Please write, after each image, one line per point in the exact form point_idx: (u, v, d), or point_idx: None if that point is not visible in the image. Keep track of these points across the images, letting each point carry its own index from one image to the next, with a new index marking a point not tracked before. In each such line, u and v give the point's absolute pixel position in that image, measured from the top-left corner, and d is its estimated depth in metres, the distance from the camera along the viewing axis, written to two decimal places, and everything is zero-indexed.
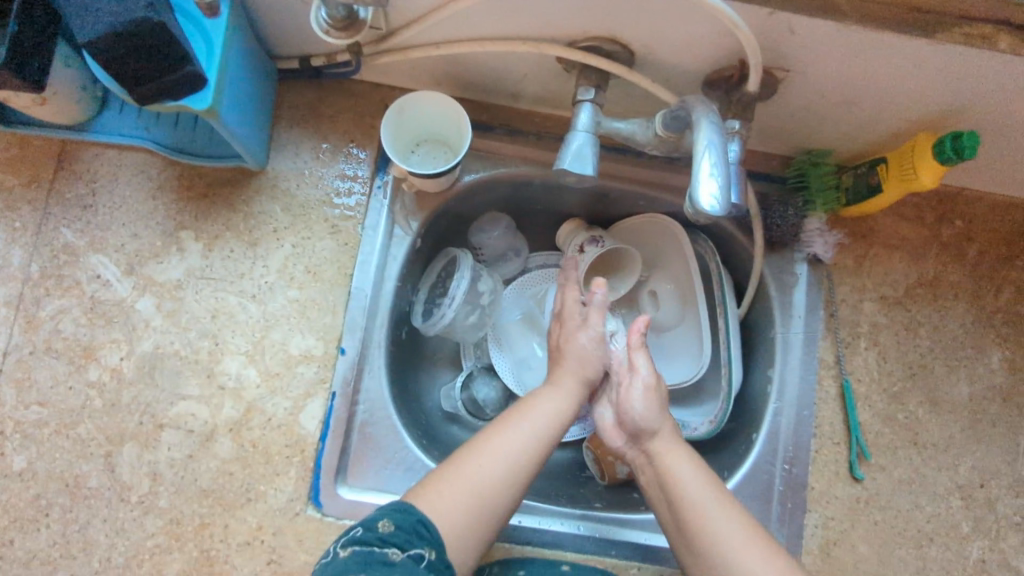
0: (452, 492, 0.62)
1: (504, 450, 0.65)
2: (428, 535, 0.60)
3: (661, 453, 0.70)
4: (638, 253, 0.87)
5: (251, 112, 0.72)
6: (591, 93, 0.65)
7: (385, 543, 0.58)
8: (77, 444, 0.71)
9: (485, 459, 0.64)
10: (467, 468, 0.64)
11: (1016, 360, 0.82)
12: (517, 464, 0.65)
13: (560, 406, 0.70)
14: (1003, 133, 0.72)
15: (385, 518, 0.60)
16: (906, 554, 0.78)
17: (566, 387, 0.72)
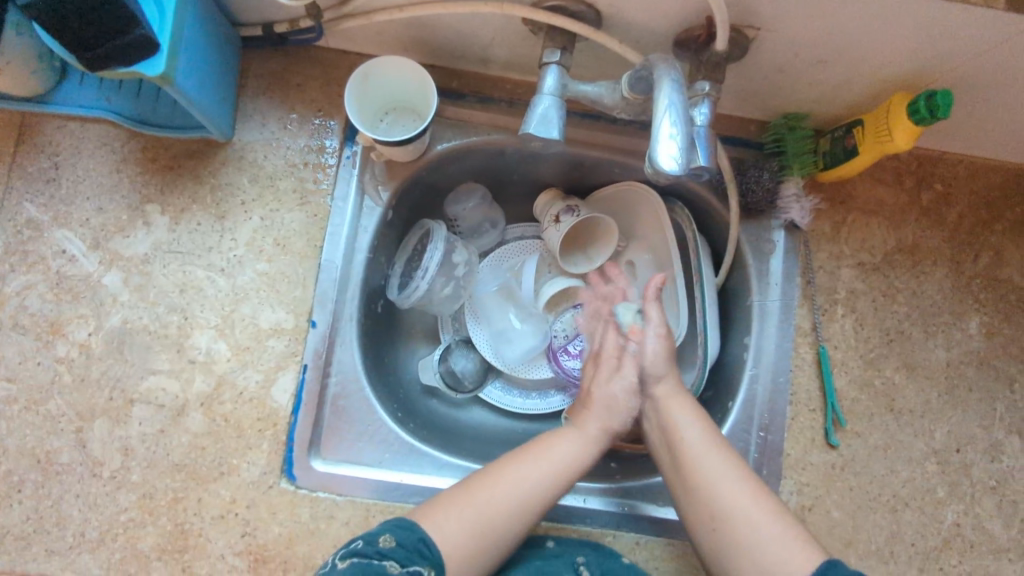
0: (461, 516, 0.64)
1: (517, 487, 0.66)
2: (429, 554, 0.62)
3: (667, 397, 0.71)
4: (614, 223, 0.86)
5: (213, 81, 0.70)
6: (557, 55, 0.64)
7: (384, 556, 0.61)
8: (47, 420, 0.71)
9: (498, 487, 0.66)
10: (477, 495, 0.66)
11: (994, 325, 0.82)
12: (528, 501, 0.66)
13: (579, 450, 0.70)
14: (979, 93, 0.70)
15: (388, 533, 0.63)
16: (881, 519, 0.78)
17: (591, 436, 0.70)
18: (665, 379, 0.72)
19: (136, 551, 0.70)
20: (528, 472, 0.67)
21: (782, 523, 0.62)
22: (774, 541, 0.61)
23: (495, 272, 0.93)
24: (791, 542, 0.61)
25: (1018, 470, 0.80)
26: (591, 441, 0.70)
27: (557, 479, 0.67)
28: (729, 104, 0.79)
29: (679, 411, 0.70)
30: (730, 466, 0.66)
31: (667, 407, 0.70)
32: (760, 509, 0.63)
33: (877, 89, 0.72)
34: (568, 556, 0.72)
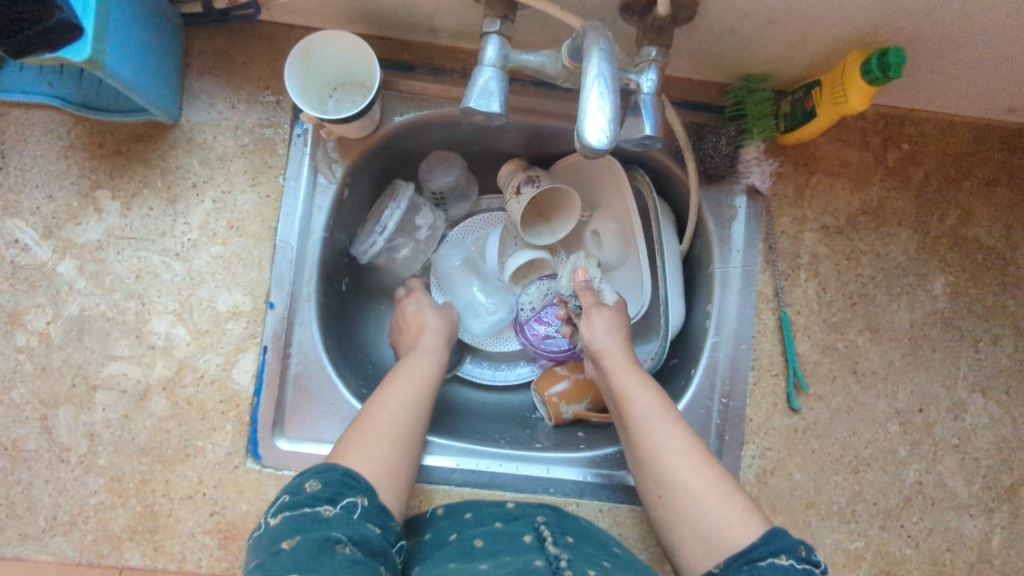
0: (375, 436, 0.65)
1: (402, 401, 0.69)
2: (357, 484, 0.61)
3: (614, 371, 0.71)
4: (577, 194, 0.85)
5: (151, 62, 0.69)
6: (497, 24, 0.62)
7: (316, 500, 0.58)
8: (12, 409, 0.72)
9: (383, 408, 0.68)
10: (378, 418, 0.67)
11: (959, 285, 0.81)
12: (415, 409, 0.69)
13: (430, 364, 0.75)
14: (936, 48, 0.69)
15: (310, 478, 0.60)
16: (843, 479, 0.79)
17: (431, 347, 0.77)
18: (612, 354, 0.73)
19: (108, 533, 0.71)
20: (401, 387, 0.71)
21: (725, 491, 0.62)
22: (717, 510, 0.61)
23: (460, 246, 0.91)
24: (731, 511, 0.60)
25: (980, 428, 0.81)
26: (435, 351, 0.77)
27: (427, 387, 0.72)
28: (686, 67, 0.78)
29: (627, 382, 0.70)
30: (676, 434, 0.66)
31: (614, 377, 0.71)
32: (703, 476, 0.63)
33: (832, 47, 0.70)
34: (529, 517, 0.69)
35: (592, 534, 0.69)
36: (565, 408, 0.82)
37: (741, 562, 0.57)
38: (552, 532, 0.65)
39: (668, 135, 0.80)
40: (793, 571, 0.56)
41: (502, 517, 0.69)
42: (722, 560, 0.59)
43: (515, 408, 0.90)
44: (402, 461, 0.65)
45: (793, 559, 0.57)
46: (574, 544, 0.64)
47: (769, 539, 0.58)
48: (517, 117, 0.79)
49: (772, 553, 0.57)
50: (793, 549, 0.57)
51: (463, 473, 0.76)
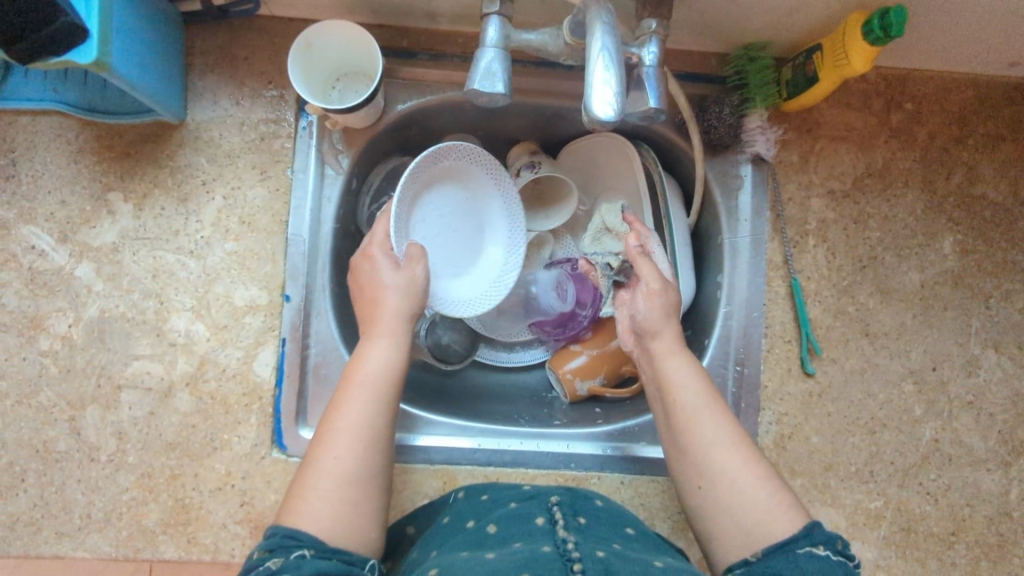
0: (324, 489, 0.59)
1: (353, 425, 0.61)
2: (301, 541, 0.56)
3: (663, 356, 0.69)
4: (574, 186, 0.85)
5: (155, 62, 0.69)
6: (497, 4, 0.62)
7: (265, 562, 0.54)
8: (41, 411, 0.73)
9: (336, 444, 0.61)
10: (325, 460, 0.60)
11: (968, 243, 0.81)
12: (368, 434, 0.62)
13: (388, 363, 0.65)
14: (934, 6, 0.69)
15: (259, 548, 0.56)
16: (859, 441, 0.80)
17: (392, 337, 0.66)
18: (662, 337, 0.69)
19: (141, 527, 0.72)
20: (357, 407, 0.62)
21: (764, 480, 0.61)
22: (756, 499, 0.61)
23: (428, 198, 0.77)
24: (769, 502, 0.60)
25: (995, 383, 0.81)
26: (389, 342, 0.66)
27: (384, 400, 0.63)
28: (685, 39, 0.78)
29: (673, 368, 0.67)
30: (721, 424, 0.64)
31: (660, 364, 0.68)
32: (741, 470, 0.62)
33: (830, 11, 0.70)
34: (543, 498, 0.68)
35: (603, 512, 0.68)
36: (579, 385, 0.84)
37: (782, 550, 0.57)
38: (563, 514, 0.63)
39: (671, 109, 0.80)
40: (830, 560, 0.56)
41: (517, 497, 0.69)
42: (761, 548, 0.58)
43: (531, 388, 0.91)
44: (367, 484, 0.61)
45: (831, 552, 0.57)
46: (585, 525, 0.63)
47: (807, 532, 0.58)
48: (520, 98, 0.80)
49: (810, 543, 0.57)
50: (830, 542, 0.58)
51: (486, 453, 0.77)
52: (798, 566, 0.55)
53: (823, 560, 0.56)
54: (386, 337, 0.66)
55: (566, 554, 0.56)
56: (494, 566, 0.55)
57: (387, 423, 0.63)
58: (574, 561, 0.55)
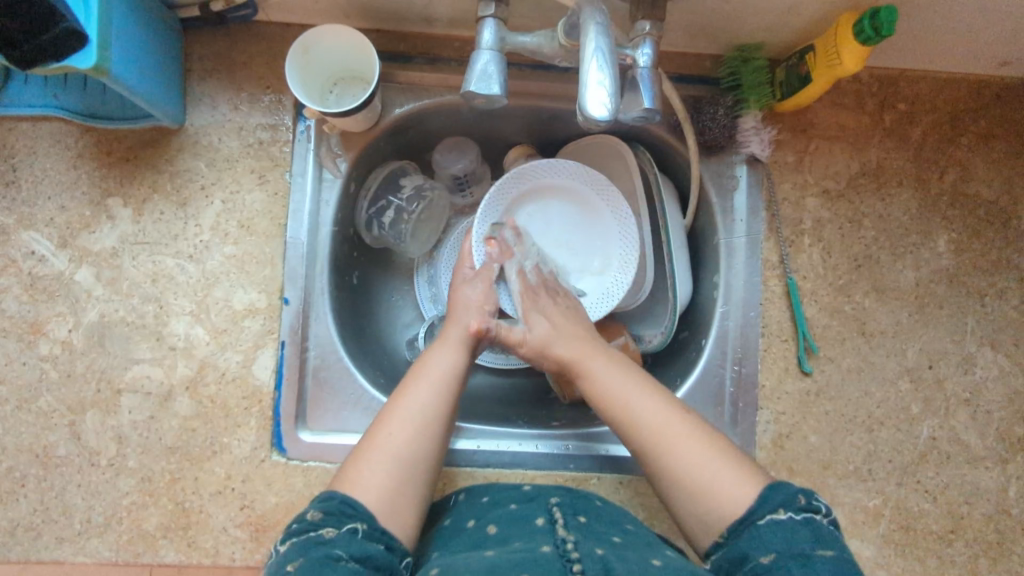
0: (377, 461, 0.63)
1: (415, 409, 0.66)
2: (356, 512, 0.60)
3: (578, 358, 0.71)
4: None
5: (153, 67, 0.69)
6: (492, 7, 0.63)
7: (318, 526, 0.58)
8: (41, 417, 0.73)
9: (392, 424, 0.65)
10: (381, 435, 0.65)
11: (962, 241, 0.82)
12: (429, 421, 0.66)
13: (454, 360, 0.70)
14: (924, 7, 0.69)
15: (313, 508, 0.60)
16: (857, 439, 0.80)
17: (458, 341, 0.72)
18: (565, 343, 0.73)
19: (142, 532, 0.73)
20: (420, 393, 0.67)
21: (715, 456, 0.62)
22: (711, 475, 0.61)
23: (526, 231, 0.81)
24: (724, 477, 0.61)
25: (991, 381, 0.81)
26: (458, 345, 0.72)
27: (448, 394, 0.68)
28: (679, 41, 0.78)
29: (596, 364, 0.70)
30: (658, 404, 0.66)
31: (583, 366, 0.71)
32: (691, 446, 0.63)
33: (822, 12, 0.71)
34: (543, 499, 0.68)
35: (602, 511, 0.69)
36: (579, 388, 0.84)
37: (743, 524, 0.59)
38: (564, 514, 0.64)
39: (666, 110, 0.81)
40: (791, 523, 0.57)
41: (518, 498, 0.69)
42: (726, 525, 0.60)
43: (531, 390, 0.92)
44: (417, 465, 0.64)
45: (791, 512, 0.58)
46: (586, 524, 0.64)
47: (766, 497, 0.59)
48: (516, 101, 0.80)
49: (770, 509, 0.58)
50: (790, 502, 0.58)
51: (485, 455, 0.77)
52: (759, 538, 0.57)
53: (783, 524, 0.57)
54: (452, 340, 0.72)
55: (565, 555, 0.56)
56: (493, 563, 0.56)
57: (448, 416, 0.67)
58: (572, 562, 0.56)
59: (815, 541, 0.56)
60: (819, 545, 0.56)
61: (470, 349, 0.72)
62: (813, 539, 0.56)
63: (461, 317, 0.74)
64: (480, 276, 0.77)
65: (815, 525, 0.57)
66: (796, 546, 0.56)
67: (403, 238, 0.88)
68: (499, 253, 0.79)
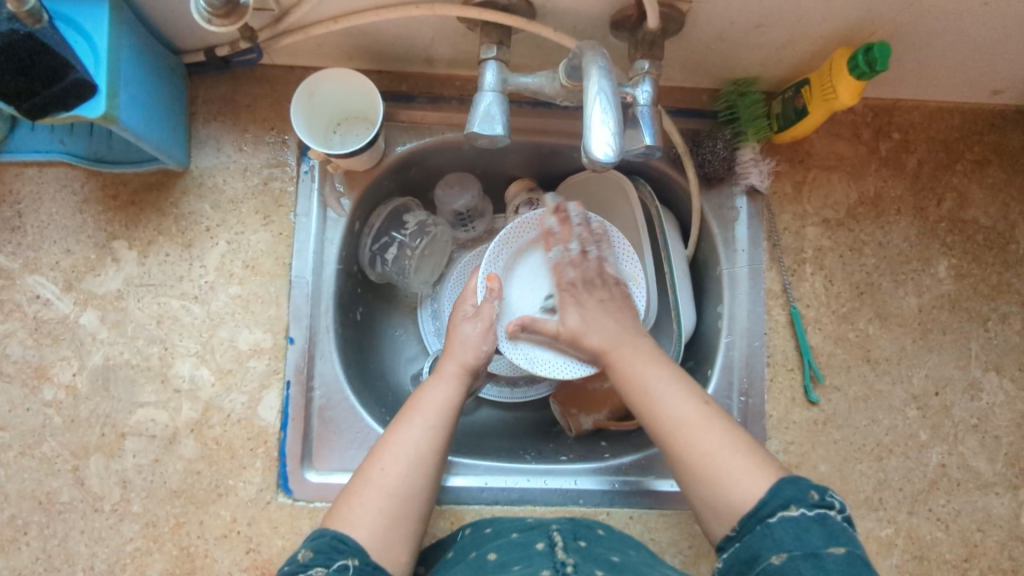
0: (365, 500, 0.63)
1: (408, 447, 0.66)
2: (347, 547, 0.59)
3: (628, 360, 0.71)
4: None
5: (160, 114, 0.71)
6: (494, 51, 0.65)
7: (308, 567, 0.57)
8: (44, 462, 0.72)
9: (385, 462, 0.65)
10: (371, 472, 0.64)
11: (962, 267, 0.83)
12: (424, 458, 0.66)
13: (449, 394, 0.70)
14: (914, 41, 0.71)
15: (303, 548, 0.59)
16: (867, 468, 0.79)
17: (451, 376, 0.72)
18: (604, 334, 0.73)
19: None
20: (411, 434, 0.66)
21: (732, 445, 0.63)
22: (726, 462, 0.62)
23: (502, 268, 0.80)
24: (738, 463, 0.62)
25: (998, 407, 0.81)
26: (458, 378, 0.72)
27: (441, 429, 0.68)
28: (677, 77, 0.80)
29: (633, 362, 0.70)
30: (685, 398, 0.66)
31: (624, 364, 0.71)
32: (711, 432, 0.64)
33: (815, 47, 0.73)
34: (543, 526, 0.68)
35: (605, 539, 0.68)
36: (584, 421, 0.84)
37: (755, 520, 0.59)
38: (564, 538, 0.64)
39: (666, 144, 0.82)
40: (802, 519, 0.57)
41: (519, 528, 0.69)
42: (737, 521, 0.60)
43: (536, 423, 0.91)
44: (409, 502, 0.64)
45: (803, 509, 0.57)
46: (586, 548, 0.64)
47: (777, 493, 0.59)
48: (517, 137, 0.82)
49: (781, 505, 0.58)
50: (802, 498, 0.58)
51: (493, 492, 0.77)
52: (771, 538, 0.57)
53: (796, 521, 0.57)
54: (449, 376, 0.72)
55: None
56: None
57: (441, 449, 0.67)
58: None
59: (828, 539, 0.56)
60: (830, 543, 0.55)
61: (464, 385, 0.72)
62: (827, 536, 0.56)
63: (458, 354, 0.73)
64: (482, 315, 0.75)
65: (827, 522, 0.57)
66: (806, 543, 0.55)
67: (407, 273, 0.89)
68: (497, 290, 0.76)
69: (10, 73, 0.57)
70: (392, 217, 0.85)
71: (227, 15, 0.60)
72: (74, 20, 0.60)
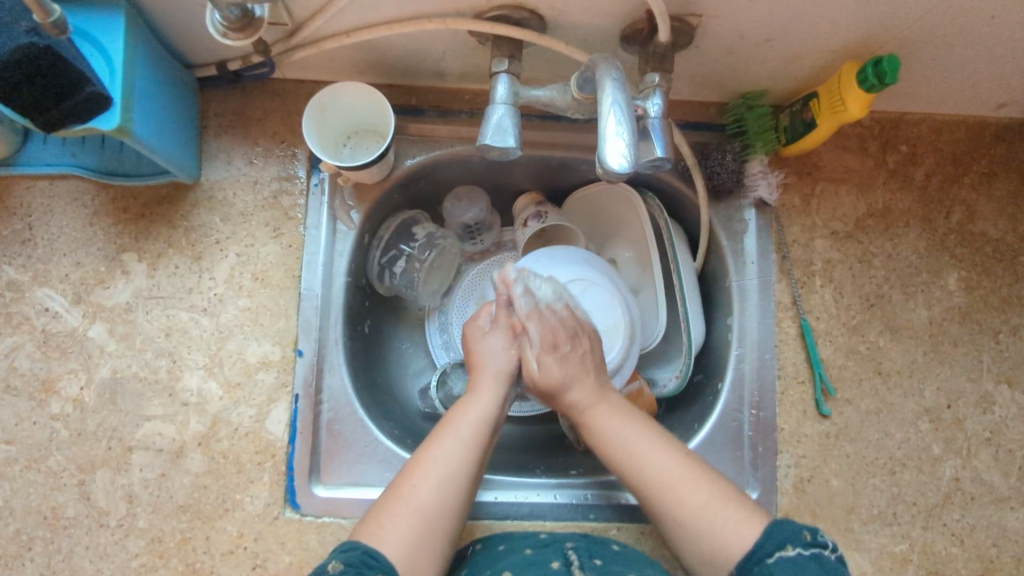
0: (396, 517, 0.62)
1: (445, 466, 0.64)
2: (378, 563, 0.58)
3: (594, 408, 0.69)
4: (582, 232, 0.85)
5: (172, 128, 0.71)
6: (505, 64, 0.65)
7: None
8: (50, 477, 0.72)
9: (417, 480, 0.64)
10: (404, 487, 0.63)
11: (972, 279, 0.83)
12: (458, 478, 0.64)
13: (486, 407, 0.69)
14: (922, 54, 0.72)
15: (333, 559, 0.58)
16: (880, 482, 0.79)
17: (489, 391, 0.70)
18: (578, 381, 0.70)
19: None
20: (448, 449, 0.66)
21: (720, 500, 0.62)
22: (717, 519, 0.61)
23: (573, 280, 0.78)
24: (730, 517, 0.61)
25: (1011, 420, 0.81)
26: (496, 391, 0.71)
27: (477, 443, 0.67)
28: (684, 90, 0.81)
29: (602, 413, 0.69)
30: (666, 457, 0.65)
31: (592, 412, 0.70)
32: (702, 492, 0.63)
33: (824, 60, 0.73)
34: (558, 543, 0.69)
35: (621, 555, 0.68)
36: None
37: (751, 562, 0.59)
38: (579, 557, 0.65)
39: (675, 156, 0.82)
40: (801, 560, 0.57)
41: (532, 545, 0.68)
42: (734, 566, 0.59)
43: (545, 437, 0.90)
44: (438, 521, 0.63)
45: (799, 548, 0.58)
46: (603, 566, 0.65)
47: (769, 532, 0.59)
48: (526, 150, 0.82)
49: (777, 545, 0.58)
50: (796, 538, 0.59)
51: (503, 506, 0.76)
52: None
53: (793, 562, 0.57)
54: (485, 391, 0.70)
55: None
56: None
57: (474, 468, 0.66)
58: None
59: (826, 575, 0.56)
60: None
61: (503, 396, 0.71)
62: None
63: (492, 366, 0.72)
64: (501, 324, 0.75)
65: (825, 561, 0.57)
66: None
67: (414, 285, 0.89)
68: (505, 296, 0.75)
69: (18, 83, 0.56)
70: (401, 231, 0.85)
71: (243, 28, 0.60)
72: (91, 35, 0.61)
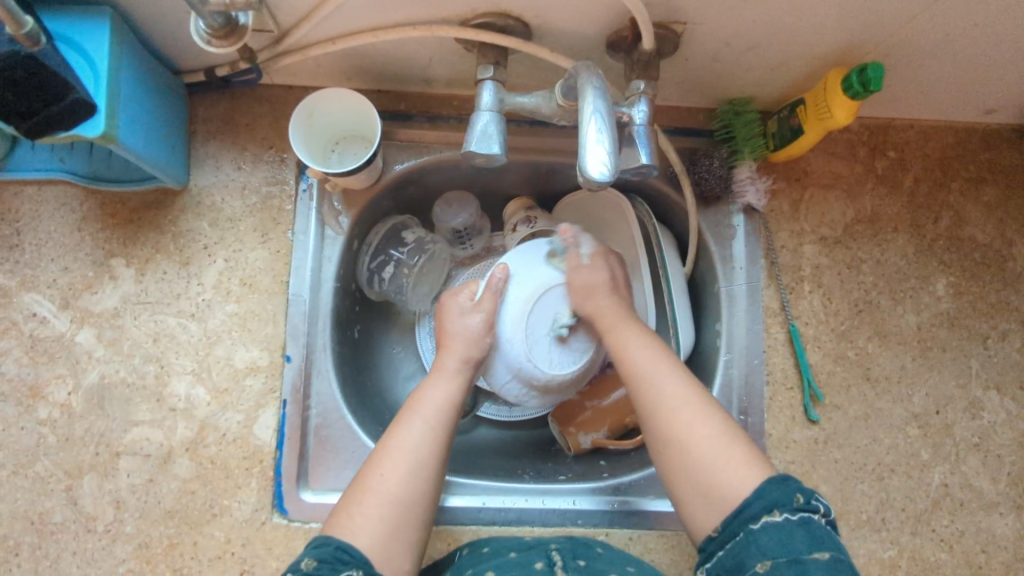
0: (366, 509, 0.61)
1: (411, 452, 0.64)
2: (351, 558, 0.58)
3: (611, 325, 0.69)
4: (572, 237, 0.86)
5: (159, 134, 0.71)
6: (490, 71, 0.65)
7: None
8: (37, 482, 0.72)
9: (383, 471, 0.63)
10: (371, 477, 0.63)
11: (961, 284, 0.83)
12: (424, 464, 0.64)
13: (449, 393, 0.67)
14: (908, 61, 0.72)
15: (306, 557, 0.58)
16: (868, 488, 0.79)
17: (451, 373, 0.68)
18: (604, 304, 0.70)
19: None
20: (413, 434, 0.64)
21: (727, 433, 0.61)
22: (721, 450, 0.60)
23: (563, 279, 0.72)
24: (732, 454, 0.59)
25: (999, 425, 0.81)
26: (461, 375, 0.69)
27: (443, 426, 0.66)
28: (672, 96, 0.81)
29: (623, 336, 0.68)
30: (682, 383, 0.64)
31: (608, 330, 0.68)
32: (705, 424, 0.61)
33: (810, 67, 0.74)
34: (542, 545, 0.69)
35: (605, 556, 0.68)
36: (583, 438, 0.82)
37: (738, 522, 0.57)
38: (563, 557, 0.65)
39: (663, 162, 0.82)
40: (787, 524, 0.55)
41: (516, 548, 0.69)
42: (720, 521, 0.58)
43: (535, 442, 0.90)
44: (412, 508, 0.62)
45: (787, 513, 0.55)
46: (585, 568, 0.65)
47: (760, 493, 0.57)
48: (514, 156, 0.82)
49: (766, 510, 0.56)
50: (786, 502, 0.56)
51: (490, 513, 0.76)
52: (756, 543, 0.55)
53: (779, 527, 0.55)
54: (453, 375, 0.68)
55: None
56: None
57: (443, 452, 0.65)
58: None
59: (812, 544, 0.54)
60: (813, 548, 0.53)
61: (465, 379, 0.69)
62: (812, 544, 0.54)
63: (460, 350, 0.69)
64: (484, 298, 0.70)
65: (812, 526, 0.55)
66: (792, 549, 0.53)
67: (404, 291, 0.89)
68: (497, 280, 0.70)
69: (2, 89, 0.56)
70: (390, 237, 0.86)
71: (226, 36, 0.60)
72: (75, 41, 0.61)
